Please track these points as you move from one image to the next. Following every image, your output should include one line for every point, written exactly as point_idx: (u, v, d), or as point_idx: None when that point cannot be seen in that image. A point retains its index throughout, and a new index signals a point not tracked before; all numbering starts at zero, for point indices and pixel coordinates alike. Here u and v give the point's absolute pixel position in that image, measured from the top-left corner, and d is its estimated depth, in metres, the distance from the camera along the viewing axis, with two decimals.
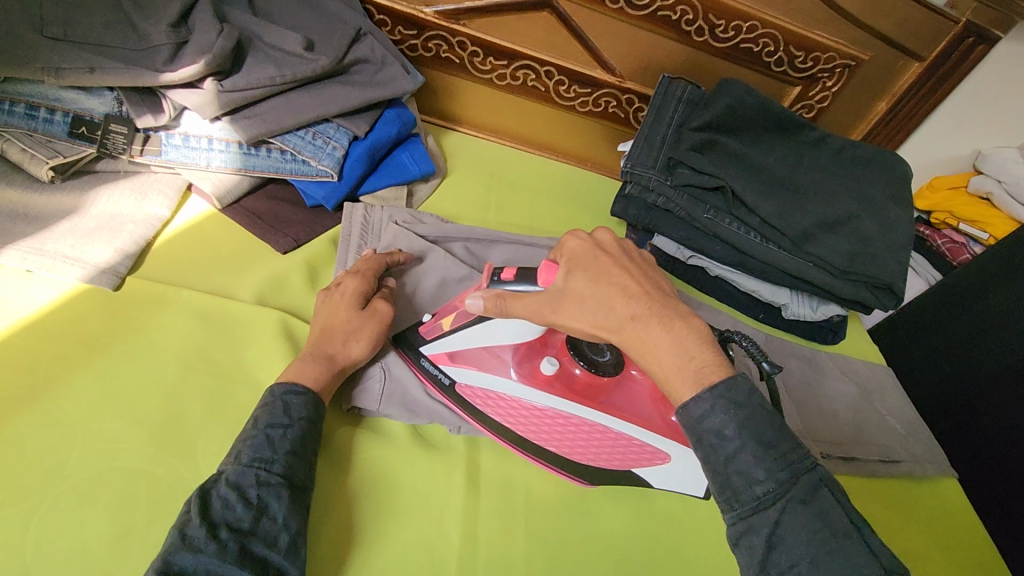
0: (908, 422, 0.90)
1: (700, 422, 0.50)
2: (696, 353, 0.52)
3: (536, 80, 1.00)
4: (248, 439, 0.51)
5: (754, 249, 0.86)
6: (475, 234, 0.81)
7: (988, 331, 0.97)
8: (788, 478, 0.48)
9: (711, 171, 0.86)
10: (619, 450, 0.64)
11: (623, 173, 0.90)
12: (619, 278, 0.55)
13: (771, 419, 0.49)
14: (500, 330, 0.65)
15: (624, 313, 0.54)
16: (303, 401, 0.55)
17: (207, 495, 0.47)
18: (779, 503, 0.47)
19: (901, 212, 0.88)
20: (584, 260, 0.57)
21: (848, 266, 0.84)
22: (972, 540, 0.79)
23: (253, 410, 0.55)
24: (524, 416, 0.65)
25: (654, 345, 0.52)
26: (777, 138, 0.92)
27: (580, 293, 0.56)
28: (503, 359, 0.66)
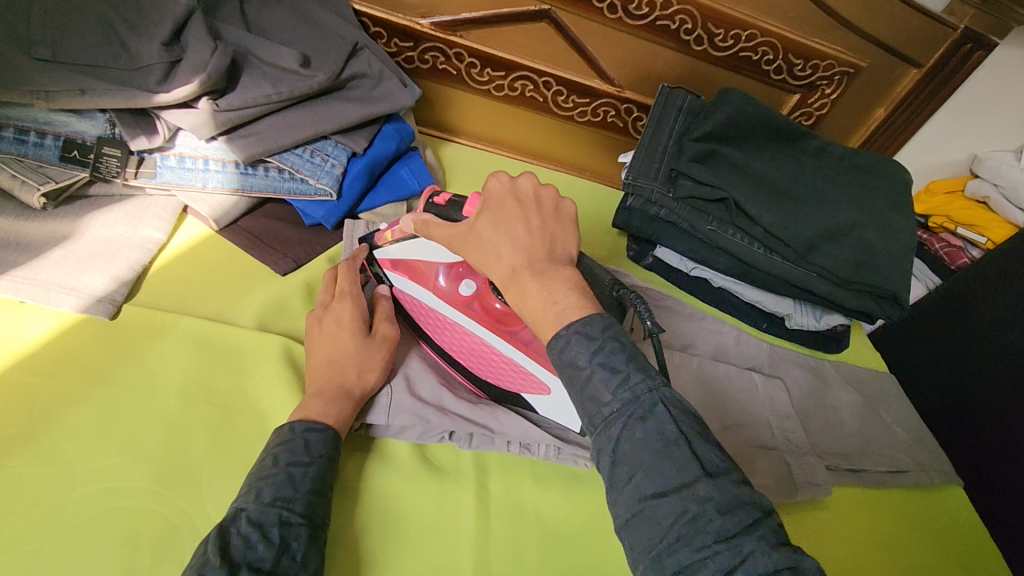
0: (913, 430, 0.89)
1: (562, 354, 0.49)
2: (566, 303, 0.51)
3: (534, 90, 0.99)
4: (268, 477, 0.50)
5: (758, 260, 0.85)
6: None
7: (989, 336, 0.97)
8: (633, 398, 0.46)
9: (714, 183, 0.85)
10: (515, 374, 0.67)
11: (625, 185, 0.89)
12: (523, 226, 0.54)
13: (626, 345, 0.48)
14: (433, 252, 0.69)
15: (512, 261, 0.53)
16: (322, 436, 0.54)
17: (227, 534, 0.45)
18: (624, 422, 0.46)
19: (903, 220, 0.88)
20: (495, 201, 0.57)
21: (853, 277, 0.83)
22: (979, 548, 0.80)
23: (267, 443, 0.54)
24: (440, 328, 0.70)
25: (525, 292, 0.52)
26: (778, 147, 0.92)
27: (481, 234, 0.56)
28: (434, 276, 0.70)
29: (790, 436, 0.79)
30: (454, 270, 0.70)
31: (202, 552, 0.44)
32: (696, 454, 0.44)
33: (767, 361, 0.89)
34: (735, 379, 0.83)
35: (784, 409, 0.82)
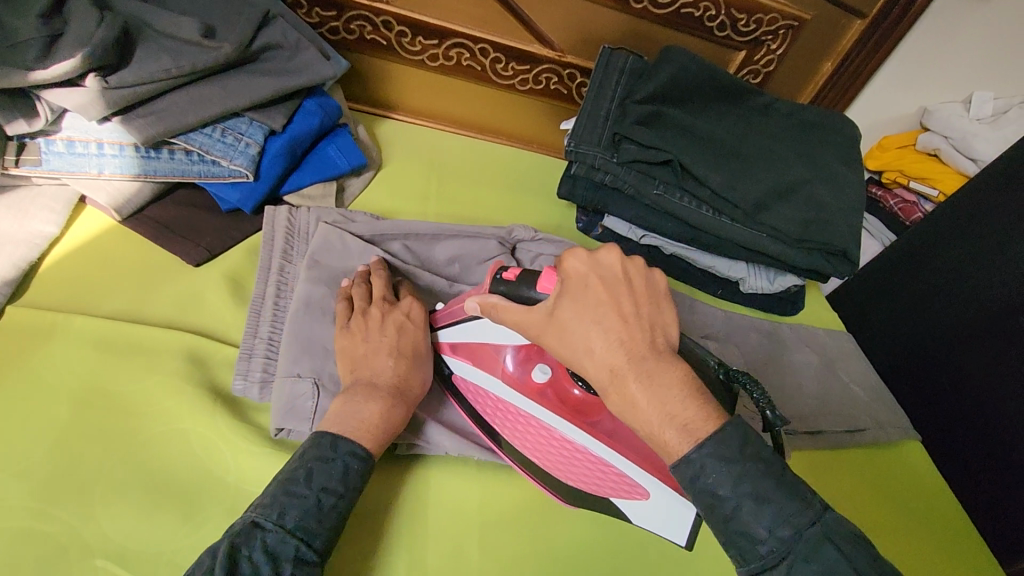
0: (871, 387, 0.89)
1: (697, 482, 0.47)
2: (672, 411, 0.47)
3: (470, 59, 0.94)
4: (298, 498, 0.46)
5: (707, 224, 0.83)
6: (416, 230, 0.74)
7: (942, 288, 0.97)
8: (792, 536, 0.45)
9: (658, 146, 0.82)
10: (604, 479, 0.58)
11: (567, 152, 0.85)
12: (620, 318, 0.49)
13: (773, 474, 0.47)
14: (501, 335, 0.60)
15: (611, 361, 0.48)
16: (362, 468, 0.50)
17: (236, 557, 0.42)
18: (787, 561, 0.45)
19: (851, 174, 0.86)
20: (579, 288, 0.50)
21: (802, 234, 0.81)
22: (936, 502, 0.79)
23: (304, 446, 0.49)
24: (510, 420, 0.61)
25: (634, 402, 0.47)
26: (724, 106, 0.89)
27: (565, 322, 0.50)
28: (501, 359, 0.61)
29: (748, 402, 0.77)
30: (524, 352, 0.60)
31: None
32: (856, 568, 0.44)
33: (722, 326, 0.87)
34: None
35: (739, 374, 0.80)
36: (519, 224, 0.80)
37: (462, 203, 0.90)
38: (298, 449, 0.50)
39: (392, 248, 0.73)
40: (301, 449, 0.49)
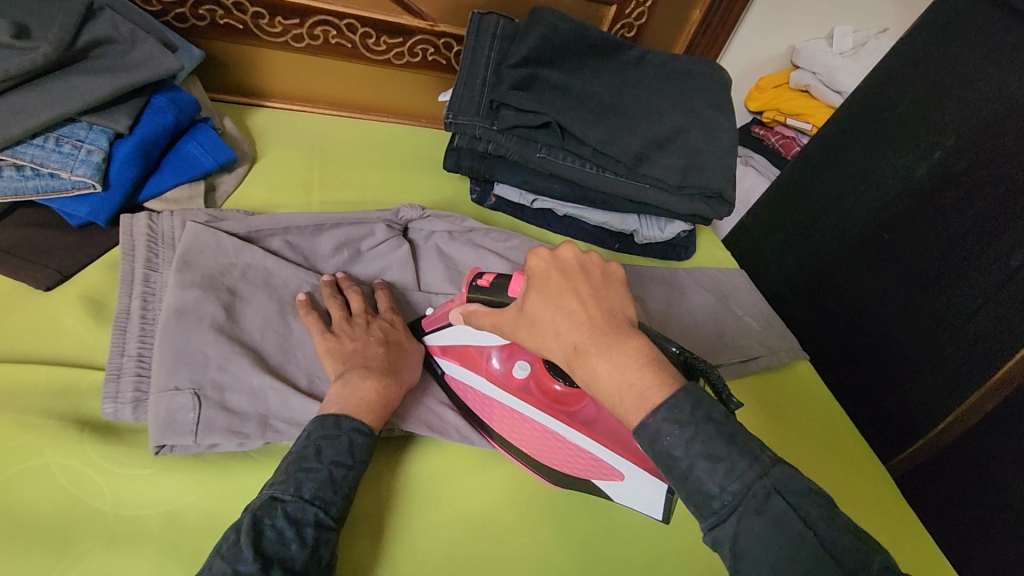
0: (763, 318, 0.94)
1: (653, 442, 0.46)
2: (633, 381, 0.48)
3: (339, 36, 0.90)
4: (311, 472, 0.49)
5: (591, 182, 0.84)
6: (294, 222, 0.70)
7: (820, 216, 1.04)
8: (740, 490, 0.44)
9: (535, 109, 0.82)
10: (579, 461, 0.62)
11: (447, 125, 0.83)
12: (580, 302, 0.50)
13: (729, 433, 0.46)
14: (480, 336, 0.65)
15: (574, 341, 0.49)
16: (368, 442, 0.53)
17: (261, 526, 0.45)
18: (735, 517, 0.44)
19: (723, 118, 0.90)
20: (539, 276, 0.53)
21: (683, 181, 0.84)
22: (825, 412, 0.87)
23: (310, 429, 0.52)
24: (500, 415, 0.65)
25: (596, 372, 0.48)
26: (598, 62, 0.89)
27: (535, 315, 0.53)
28: (486, 359, 0.66)
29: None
30: (506, 351, 0.66)
31: (235, 542, 0.44)
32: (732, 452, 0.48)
33: None
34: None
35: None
36: (404, 204, 0.80)
37: (348, 189, 0.87)
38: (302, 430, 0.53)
39: (275, 242, 0.69)
40: (306, 431, 0.52)
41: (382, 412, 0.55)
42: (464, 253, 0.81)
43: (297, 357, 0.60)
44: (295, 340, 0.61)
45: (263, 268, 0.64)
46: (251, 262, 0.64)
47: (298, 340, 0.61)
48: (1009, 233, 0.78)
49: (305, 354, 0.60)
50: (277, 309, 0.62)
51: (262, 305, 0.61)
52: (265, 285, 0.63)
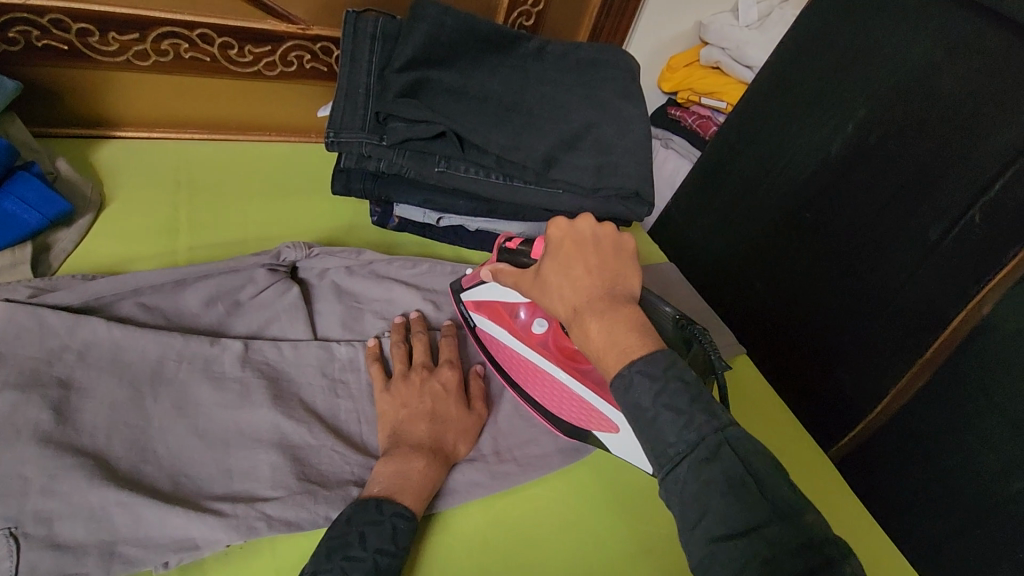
0: (699, 312, 0.89)
1: (625, 396, 0.46)
2: (622, 341, 0.48)
3: (193, 50, 0.78)
4: (355, 563, 0.46)
5: (498, 193, 0.77)
6: (147, 280, 0.59)
7: (743, 199, 1.01)
8: (697, 438, 0.43)
9: (427, 117, 0.73)
10: (580, 411, 0.62)
11: (328, 145, 0.73)
12: (587, 272, 0.52)
13: (692, 389, 0.45)
14: (511, 293, 0.66)
15: (579, 306, 0.51)
16: (412, 526, 0.50)
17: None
18: (687, 463, 0.43)
19: (633, 107, 0.84)
20: (556, 248, 0.54)
21: (597, 182, 0.78)
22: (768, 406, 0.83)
23: (351, 513, 0.49)
24: (516, 364, 0.66)
25: (588, 330, 0.49)
26: (494, 59, 0.81)
27: (547, 277, 0.54)
28: (517, 314, 0.67)
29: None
30: (530, 309, 0.66)
31: None
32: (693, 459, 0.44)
33: None
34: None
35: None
36: (287, 243, 0.69)
37: (224, 228, 0.76)
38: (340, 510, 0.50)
39: (128, 306, 0.58)
40: (347, 516, 0.49)
41: (421, 494, 0.52)
42: (366, 287, 0.71)
43: (155, 452, 0.49)
44: (154, 431, 0.50)
45: (107, 344, 0.53)
46: (90, 340, 0.53)
47: (158, 429, 0.50)
48: (922, 205, 0.77)
49: (167, 447, 0.50)
50: (129, 396, 0.51)
51: (106, 393, 0.51)
52: (111, 366, 0.52)
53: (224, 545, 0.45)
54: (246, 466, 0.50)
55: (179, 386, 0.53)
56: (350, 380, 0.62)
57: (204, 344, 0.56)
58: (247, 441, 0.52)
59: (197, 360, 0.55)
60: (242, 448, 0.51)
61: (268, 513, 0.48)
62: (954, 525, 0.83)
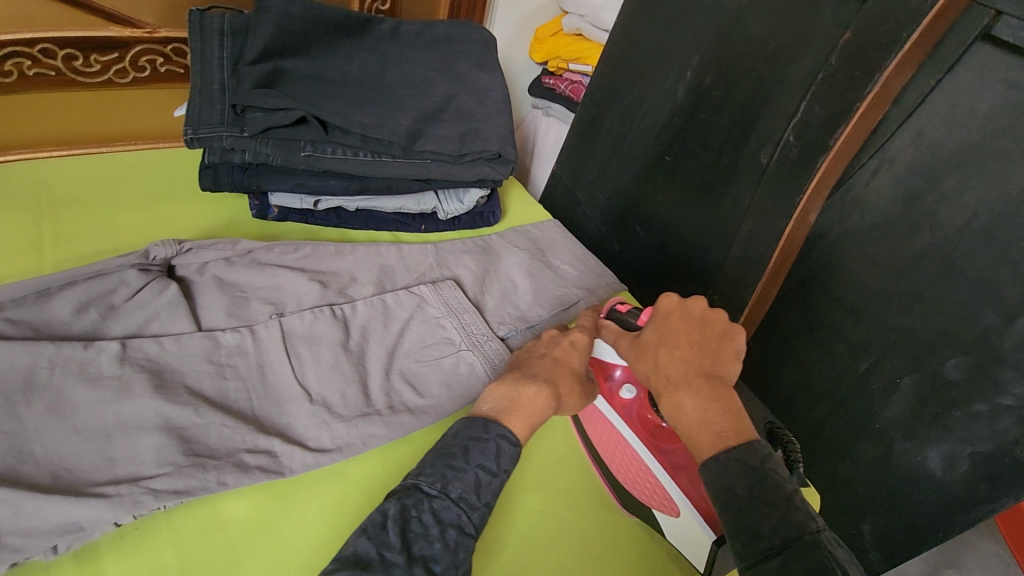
0: (580, 260, 0.95)
1: (716, 479, 0.51)
2: (711, 424, 0.54)
3: (36, 66, 0.77)
4: (460, 472, 0.53)
5: (368, 170, 0.80)
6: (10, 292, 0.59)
7: (614, 152, 1.09)
8: (792, 536, 0.47)
9: (284, 104, 0.74)
10: (648, 487, 0.62)
11: (189, 142, 0.74)
12: (689, 348, 0.60)
13: (780, 486, 0.50)
14: (610, 350, 0.68)
15: (675, 376, 0.58)
16: (511, 449, 0.56)
17: (408, 518, 0.50)
18: (779, 558, 0.46)
19: (490, 76, 0.89)
20: (663, 316, 0.63)
21: (462, 148, 0.82)
22: None
23: (460, 428, 0.57)
24: (595, 425, 0.68)
25: (683, 404, 0.56)
26: (349, 42, 0.84)
27: (648, 343, 0.62)
28: (609, 370, 0.68)
29: (464, 325, 0.76)
30: (627, 374, 0.67)
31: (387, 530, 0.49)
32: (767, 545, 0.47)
33: (433, 259, 0.86)
34: (397, 306, 0.76)
35: (460, 304, 0.79)
36: (155, 242, 0.70)
37: (95, 239, 0.75)
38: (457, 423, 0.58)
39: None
40: (456, 430, 0.57)
41: (523, 421, 0.59)
42: (247, 275, 0.73)
43: (34, 452, 0.50)
44: (32, 432, 0.51)
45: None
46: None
47: (35, 431, 0.51)
48: (753, 133, 0.86)
49: (45, 447, 0.51)
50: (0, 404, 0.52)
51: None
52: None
53: (112, 523, 0.48)
54: (129, 452, 0.52)
55: (53, 389, 0.54)
56: (237, 362, 0.64)
57: (77, 347, 0.57)
58: (132, 430, 0.54)
59: (71, 364, 0.56)
60: (124, 436, 0.53)
61: (154, 487, 0.50)
62: (823, 411, 0.94)
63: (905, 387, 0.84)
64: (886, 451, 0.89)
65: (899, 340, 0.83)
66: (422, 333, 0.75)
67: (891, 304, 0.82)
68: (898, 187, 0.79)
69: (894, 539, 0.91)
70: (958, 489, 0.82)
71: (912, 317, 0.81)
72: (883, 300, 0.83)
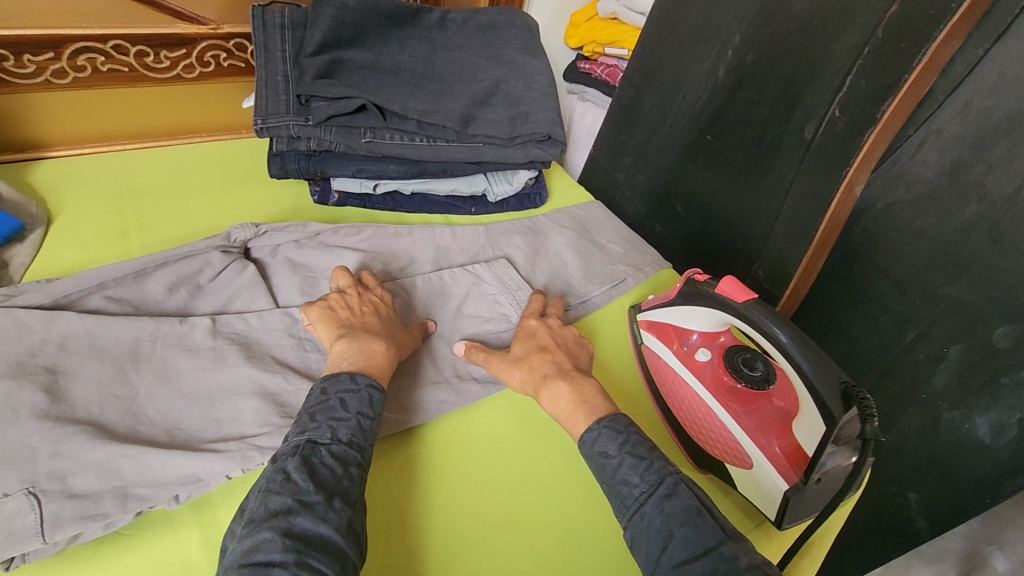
0: (624, 239, 0.98)
1: (592, 447, 0.58)
2: (569, 410, 0.62)
3: (109, 61, 0.81)
4: (345, 421, 0.56)
5: (424, 154, 0.84)
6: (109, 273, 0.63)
7: (654, 134, 1.12)
8: (657, 479, 0.55)
9: (345, 93, 0.78)
10: (723, 443, 0.65)
11: (258, 131, 0.78)
12: (549, 353, 0.68)
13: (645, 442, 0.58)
14: (689, 317, 0.73)
15: (537, 374, 0.66)
16: (382, 397, 0.60)
17: (314, 465, 0.52)
18: (653, 500, 0.53)
19: (536, 61, 0.92)
20: (523, 336, 0.72)
21: (512, 132, 0.85)
22: None
23: (326, 385, 0.58)
24: (673, 387, 0.72)
25: (558, 396, 0.63)
26: (401, 32, 0.87)
27: (513, 355, 0.69)
28: (687, 335, 0.74)
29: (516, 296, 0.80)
30: (705, 339, 0.73)
31: (296, 479, 0.50)
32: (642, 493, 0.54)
33: (486, 241, 0.89)
34: (454, 283, 0.80)
35: (511, 279, 0.83)
36: (234, 226, 0.75)
37: (174, 225, 0.80)
38: (324, 380, 0.59)
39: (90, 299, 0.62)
40: (324, 386, 0.58)
41: (385, 370, 0.63)
42: (315, 256, 0.77)
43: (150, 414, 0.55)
44: (148, 396, 0.56)
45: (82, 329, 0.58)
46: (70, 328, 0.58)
47: (148, 394, 0.57)
48: (796, 110, 0.88)
49: (158, 410, 0.56)
50: (116, 370, 0.57)
51: (92, 371, 0.56)
52: (93, 346, 0.58)
53: (224, 476, 0.53)
54: (232, 414, 0.57)
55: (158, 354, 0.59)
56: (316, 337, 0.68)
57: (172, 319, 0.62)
58: (233, 396, 0.59)
59: (171, 335, 0.61)
60: (226, 401, 0.58)
61: (259, 445, 0.55)
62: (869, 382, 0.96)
63: (952, 357, 0.85)
64: (932, 421, 0.90)
65: (946, 310, 0.84)
66: (480, 308, 0.79)
67: (938, 274, 0.84)
68: (946, 158, 0.80)
69: (940, 508, 0.93)
70: (1005, 456, 0.84)
71: (959, 287, 0.82)
72: (930, 270, 0.85)
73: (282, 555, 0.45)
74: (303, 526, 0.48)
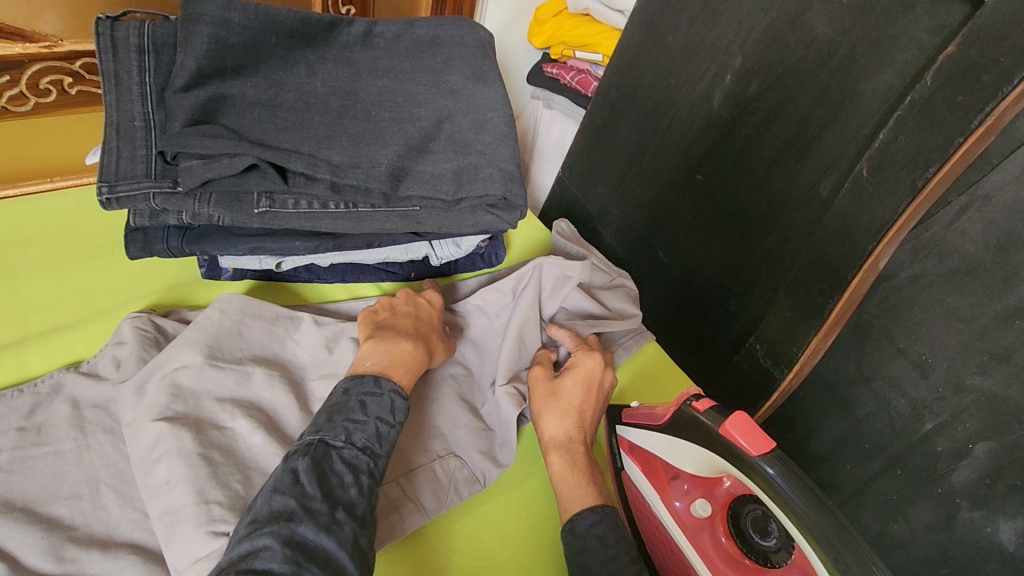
0: None
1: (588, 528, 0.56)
2: (576, 484, 0.60)
3: None
4: (364, 425, 0.54)
5: (341, 227, 0.63)
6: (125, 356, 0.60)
7: (632, 163, 0.94)
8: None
9: (224, 152, 0.57)
10: None
11: (105, 203, 0.57)
12: (587, 418, 0.65)
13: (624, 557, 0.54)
14: (681, 459, 0.60)
15: (561, 434, 0.63)
16: (405, 403, 0.58)
17: (324, 470, 0.50)
18: None
19: (488, 86, 0.71)
20: (580, 373, 0.67)
21: (458, 192, 0.65)
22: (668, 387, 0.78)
23: (351, 385, 0.57)
24: (661, 540, 0.61)
25: (570, 467, 0.61)
26: (312, 52, 0.67)
27: (560, 397, 0.65)
28: (676, 479, 0.61)
29: None
30: (698, 486, 0.60)
31: (303, 484, 0.49)
32: None
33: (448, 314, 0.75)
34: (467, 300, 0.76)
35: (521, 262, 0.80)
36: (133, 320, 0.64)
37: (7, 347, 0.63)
38: (349, 377, 0.59)
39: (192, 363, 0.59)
40: (347, 386, 0.57)
41: (410, 375, 0.61)
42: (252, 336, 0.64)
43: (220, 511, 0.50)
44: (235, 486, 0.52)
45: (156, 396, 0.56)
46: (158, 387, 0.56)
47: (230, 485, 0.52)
48: (810, 154, 0.71)
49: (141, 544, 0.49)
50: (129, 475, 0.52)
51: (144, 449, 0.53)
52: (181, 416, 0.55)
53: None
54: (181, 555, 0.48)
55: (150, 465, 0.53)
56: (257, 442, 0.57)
57: (229, 416, 0.57)
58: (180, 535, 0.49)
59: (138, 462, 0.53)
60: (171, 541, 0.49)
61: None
62: (875, 467, 0.79)
63: (977, 455, 0.68)
64: (947, 522, 0.73)
65: (974, 403, 0.67)
66: None
67: (970, 361, 0.66)
68: (992, 232, 0.61)
69: None
70: None
71: (995, 379, 0.65)
72: (959, 353, 0.67)
73: (281, 565, 0.43)
74: (306, 535, 0.46)
